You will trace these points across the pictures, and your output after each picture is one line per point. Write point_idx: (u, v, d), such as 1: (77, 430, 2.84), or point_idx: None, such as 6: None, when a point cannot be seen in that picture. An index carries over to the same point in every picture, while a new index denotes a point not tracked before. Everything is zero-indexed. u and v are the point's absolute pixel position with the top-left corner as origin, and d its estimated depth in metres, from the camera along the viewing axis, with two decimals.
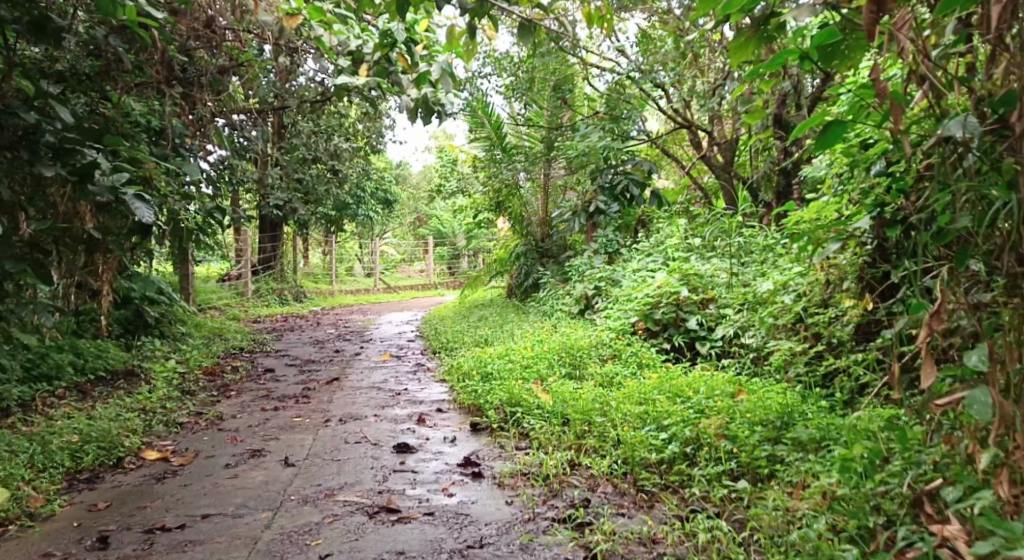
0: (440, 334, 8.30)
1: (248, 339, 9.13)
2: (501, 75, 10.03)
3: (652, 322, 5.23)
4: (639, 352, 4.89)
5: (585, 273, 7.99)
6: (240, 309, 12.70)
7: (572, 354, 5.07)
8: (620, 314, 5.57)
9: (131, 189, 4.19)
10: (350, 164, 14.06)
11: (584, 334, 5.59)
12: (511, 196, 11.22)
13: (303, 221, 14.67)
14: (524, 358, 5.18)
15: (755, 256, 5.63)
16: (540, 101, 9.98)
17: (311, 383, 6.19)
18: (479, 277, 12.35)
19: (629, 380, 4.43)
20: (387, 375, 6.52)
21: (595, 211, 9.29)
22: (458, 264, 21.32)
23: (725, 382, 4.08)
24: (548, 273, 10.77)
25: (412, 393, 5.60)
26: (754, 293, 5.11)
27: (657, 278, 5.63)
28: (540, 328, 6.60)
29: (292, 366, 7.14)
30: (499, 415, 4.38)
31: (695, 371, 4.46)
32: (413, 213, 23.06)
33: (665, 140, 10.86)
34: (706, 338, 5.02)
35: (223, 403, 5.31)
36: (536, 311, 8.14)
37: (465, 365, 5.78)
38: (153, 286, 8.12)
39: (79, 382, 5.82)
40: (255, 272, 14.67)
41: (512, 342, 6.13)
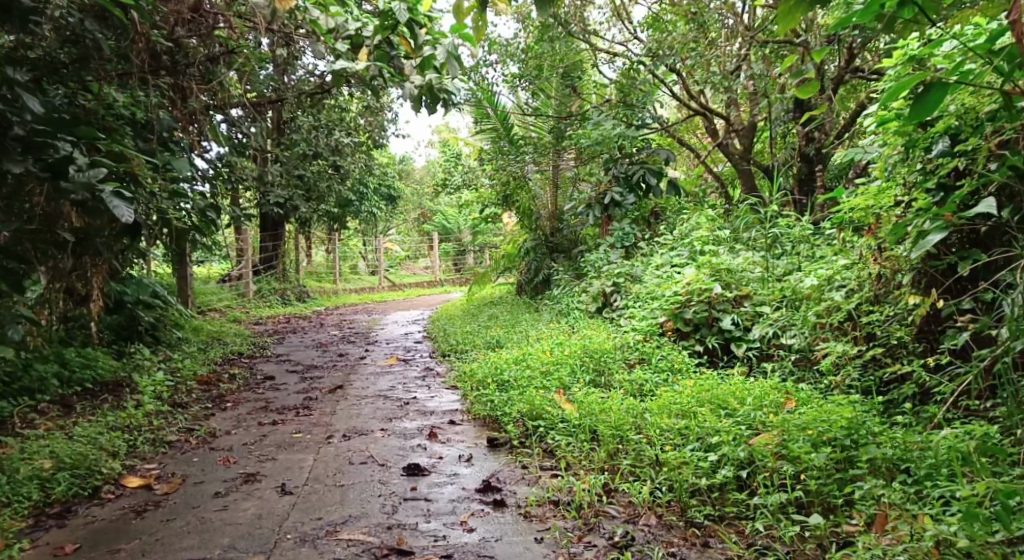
0: (450, 335, 7.89)
1: (248, 343, 8.74)
2: (507, 64, 9.59)
3: (682, 322, 4.81)
4: (669, 357, 4.46)
5: (601, 270, 7.56)
6: (241, 311, 12.29)
7: (595, 359, 4.64)
8: (645, 313, 5.14)
9: (109, 187, 4.06)
10: (352, 159, 13.64)
11: (606, 336, 5.16)
12: (519, 188, 10.75)
13: (304, 219, 14.26)
14: (543, 364, 4.76)
15: (790, 249, 5.21)
16: (548, 90, 9.55)
17: (313, 392, 5.79)
18: (487, 274, 11.91)
19: (662, 389, 4.00)
20: (394, 382, 6.11)
21: (610, 204, 8.78)
22: (465, 260, 20.86)
23: (772, 391, 3.66)
24: (559, 269, 10.33)
25: (421, 402, 5.19)
26: (793, 290, 4.68)
27: (684, 274, 5.20)
28: (557, 330, 6.16)
29: (293, 373, 6.74)
30: (520, 429, 3.97)
31: (734, 377, 4.03)
32: (417, 209, 22.61)
33: (678, 127, 10.41)
34: (742, 339, 4.60)
35: (217, 417, 4.91)
36: (550, 310, 7.72)
37: (478, 371, 5.37)
38: (147, 289, 7.74)
39: (65, 395, 5.45)
40: (256, 271, 14.26)
41: (528, 346, 5.70)
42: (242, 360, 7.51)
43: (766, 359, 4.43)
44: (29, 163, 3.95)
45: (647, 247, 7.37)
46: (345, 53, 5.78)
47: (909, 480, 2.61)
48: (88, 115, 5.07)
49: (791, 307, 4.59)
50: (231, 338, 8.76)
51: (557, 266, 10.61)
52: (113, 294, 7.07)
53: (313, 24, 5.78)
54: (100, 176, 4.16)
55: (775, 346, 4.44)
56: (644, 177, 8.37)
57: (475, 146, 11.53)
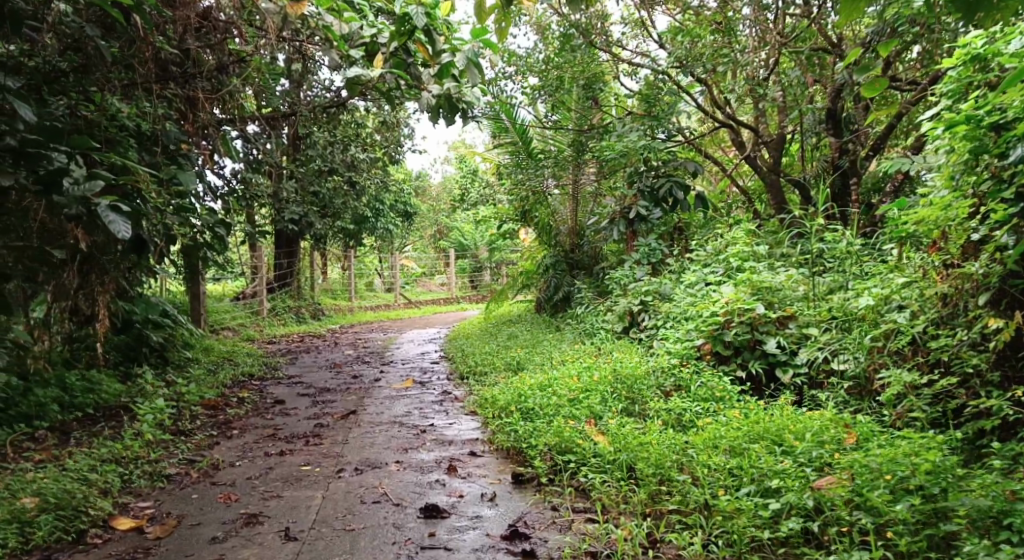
0: (468, 356, 7.55)
1: (260, 364, 8.45)
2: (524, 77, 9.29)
3: (721, 345, 4.43)
4: (710, 383, 4.10)
5: (627, 287, 7.20)
6: (255, 329, 12.04)
7: (628, 385, 4.28)
8: (680, 334, 4.77)
9: (104, 199, 3.79)
10: (368, 175, 13.38)
11: (638, 359, 4.79)
12: (538, 204, 10.46)
13: (320, 236, 14.04)
14: (571, 390, 4.39)
15: (836, 265, 4.84)
16: (568, 102, 9.21)
17: (323, 418, 5.46)
18: (504, 291, 11.59)
19: (706, 421, 3.65)
20: (410, 407, 5.78)
21: (636, 218, 8.47)
22: (481, 277, 20.52)
23: (831, 425, 3.31)
24: (580, 286, 9.98)
25: (439, 430, 4.84)
26: (844, 310, 4.32)
27: (722, 291, 4.83)
28: (583, 352, 5.80)
29: (305, 397, 6.42)
30: (547, 464, 3.62)
31: (785, 408, 3.67)
32: (434, 225, 22.33)
33: (704, 139, 10.06)
34: (788, 364, 4.24)
35: (221, 447, 4.60)
36: (573, 329, 7.36)
37: (499, 397, 5.02)
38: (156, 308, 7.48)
39: (64, 421, 5.16)
40: (271, 289, 14.02)
41: (552, 369, 5.35)
42: (252, 382, 7.21)
43: (818, 387, 4.06)
44: (20, 175, 3.74)
45: (676, 264, 7.01)
46: (359, 59, 5.51)
47: (1015, 538, 2.27)
48: (91, 126, 4.84)
49: (843, 329, 4.22)
50: (243, 358, 8.48)
51: (577, 284, 10.25)
52: (122, 313, 6.82)
53: (326, 31, 5.53)
54: (96, 190, 3.84)
55: (827, 373, 4.07)
56: (671, 192, 7.99)
57: (493, 160, 11.25)
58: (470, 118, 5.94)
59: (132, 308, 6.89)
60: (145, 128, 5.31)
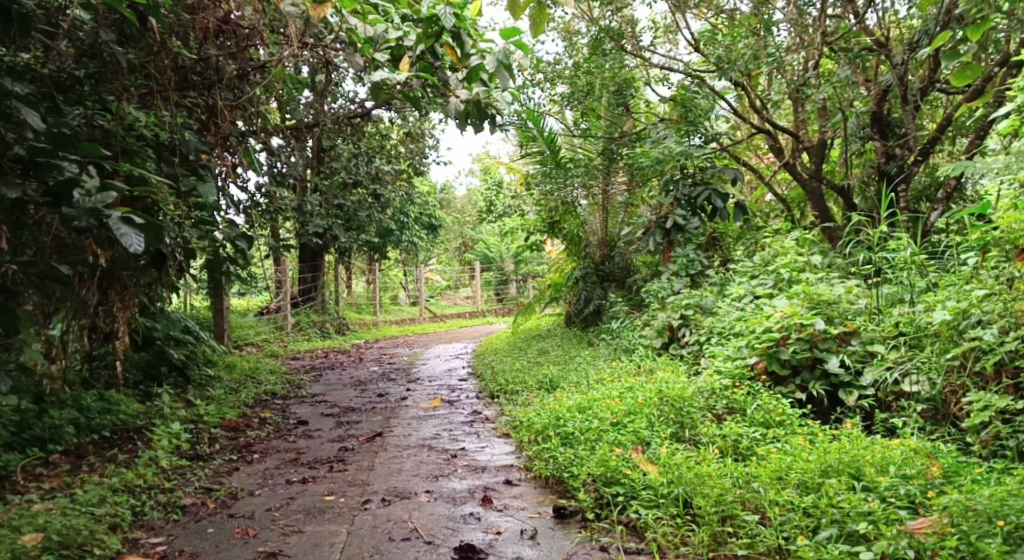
0: (498, 372, 7.26)
1: (285, 381, 8.22)
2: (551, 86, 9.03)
3: (778, 365, 4.08)
4: (769, 407, 3.76)
5: (665, 301, 6.87)
6: (280, 345, 11.86)
7: (677, 408, 3.94)
8: (729, 351, 4.42)
9: (116, 211, 3.55)
10: (393, 188, 13.21)
11: (684, 380, 4.45)
12: (567, 215, 10.16)
13: (345, 249, 13.87)
14: (613, 412, 4.07)
15: (898, 276, 4.47)
16: (596, 110, 8.89)
17: (348, 441, 5.18)
18: (532, 305, 11.28)
19: (769, 451, 3.31)
20: (438, 429, 5.48)
21: (673, 228, 8.12)
22: (507, 290, 20.24)
23: (914, 456, 2.97)
24: (612, 299, 9.64)
25: (471, 454, 4.54)
26: (912, 325, 3.97)
27: (774, 305, 4.49)
28: (622, 371, 5.46)
29: (329, 417, 6.16)
30: (593, 497, 3.30)
31: (858, 436, 3.32)
32: (459, 238, 22.11)
33: (739, 146, 9.72)
34: (853, 384, 3.90)
35: (241, 473, 4.34)
36: (608, 345, 7.04)
37: (534, 419, 4.70)
38: (179, 325, 7.29)
39: (81, 444, 4.94)
40: (296, 303, 13.86)
41: (590, 390, 5.01)
42: (276, 401, 6.97)
43: (888, 411, 3.72)
44: (29, 187, 3.55)
45: (717, 276, 6.65)
46: (385, 62, 5.31)
47: None
48: (107, 136, 4.66)
49: (912, 347, 3.88)
50: (267, 376, 8.25)
51: (609, 297, 9.92)
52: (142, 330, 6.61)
53: (350, 34, 5.32)
54: (108, 201, 3.58)
55: (897, 395, 3.74)
56: (710, 201, 7.69)
57: (520, 171, 10.97)
58: (498, 126, 5.70)
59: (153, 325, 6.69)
60: (163, 138, 5.12)
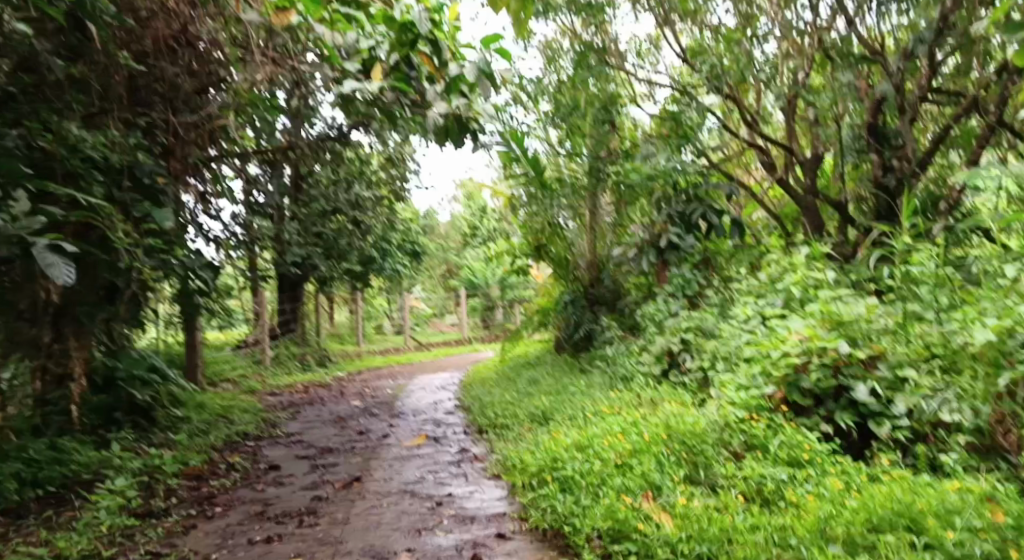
0: (486, 405, 6.77)
1: (259, 420, 7.69)
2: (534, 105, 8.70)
3: (799, 394, 3.67)
4: (794, 443, 3.33)
5: (663, 325, 6.44)
6: (257, 380, 11.30)
7: (689, 447, 3.50)
8: (741, 379, 4.00)
9: (43, 237, 3.10)
10: (374, 214, 12.74)
11: (693, 412, 4.01)
12: (554, 237, 9.67)
13: (325, 278, 13.37)
14: (616, 451, 3.62)
15: (924, 292, 4.08)
16: (582, 126, 8.35)
17: (323, 488, 4.68)
18: (519, 331, 10.83)
19: (800, 500, 2.88)
20: (422, 470, 4.98)
21: (667, 246, 7.74)
22: (493, 316, 19.74)
23: (976, 500, 2.57)
24: (604, 324, 9.21)
25: (459, 501, 4.07)
26: (947, 346, 3.58)
27: (788, 327, 4.08)
28: (622, 404, 5.01)
29: (304, 459, 5.66)
30: (602, 557, 2.86)
31: (901, 478, 2.90)
32: (443, 265, 21.66)
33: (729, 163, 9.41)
34: (884, 413, 3.53)
35: (200, 534, 3.85)
36: (603, 374, 6.58)
37: (528, 458, 4.23)
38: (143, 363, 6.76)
39: (22, 502, 4.40)
40: (274, 336, 13.31)
41: (588, 425, 4.54)
42: (248, 444, 6.46)
43: (926, 444, 3.34)
44: None
45: (717, 296, 6.24)
46: (357, 73, 4.95)
47: None
48: (47, 159, 4.28)
49: (948, 371, 3.50)
50: (239, 415, 7.71)
51: (601, 321, 9.48)
52: (103, 369, 6.12)
53: (319, 44, 4.94)
54: (35, 226, 3.13)
55: (934, 425, 3.35)
56: (705, 216, 7.53)
57: (505, 193, 10.55)
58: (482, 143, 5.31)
59: (116, 363, 6.20)
60: (114, 160, 4.67)
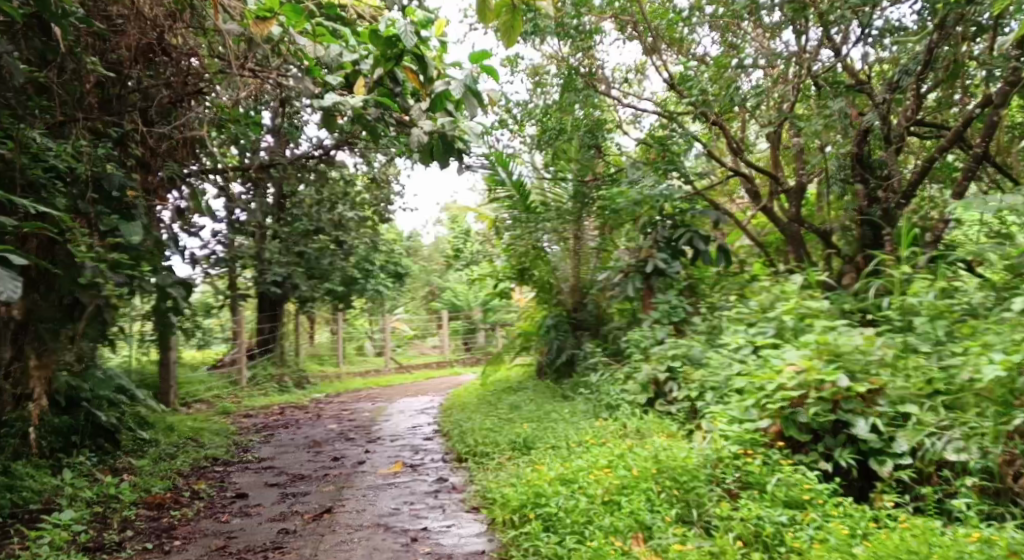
0: (466, 431, 6.53)
1: (230, 443, 7.40)
2: (521, 127, 8.57)
3: (795, 429, 3.50)
4: (793, 482, 3.15)
5: (650, 352, 6.25)
6: (231, 401, 10.97)
7: (680, 484, 3.31)
8: (733, 412, 3.82)
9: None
10: (357, 234, 12.52)
11: (683, 446, 3.81)
12: (538, 260, 9.50)
13: (304, 298, 13.10)
14: (604, 487, 3.41)
15: (923, 325, 3.94)
16: (567, 152, 8.27)
17: (292, 520, 4.42)
18: (501, 355, 10.61)
19: (800, 548, 2.69)
20: (398, 501, 4.73)
21: (654, 271, 7.58)
22: (476, 339, 19.48)
23: (990, 551, 2.41)
24: (588, 349, 9.02)
25: (435, 537, 3.83)
26: (950, 383, 3.43)
27: (782, 358, 3.92)
28: (608, 435, 4.80)
29: (274, 488, 5.38)
30: None
31: (908, 526, 2.71)
32: (426, 286, 21.36)
33: (716, 189, 9.32)
34: (885, 451, 3.35)
35: None
36: (588, 401, 6.38)
37: (510, 491, 4.01)
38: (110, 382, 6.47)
39: None
40: (250, 355, 12.98)
41: (573, 457, 4.32)
42: (216, 469, 6.17)
43: (928, 485, 3.18)
44: None
45: (705, 323, 6.07)
46: (338, 87, 4.79)
47: None
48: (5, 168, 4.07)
49: (951, 409, 3.35)
50: (209, 438, 7.42)
51: (585, 346, 9.29)
52: (66, 389, 5.86)
53: (301, 56, 4.77)
54: None
55: (937, 465, 3.20)
56: (692, 242, 7.31)
57: (489, 216, 10.37)
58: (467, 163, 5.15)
59: (80, 383, 5.94)
60: (79, 170, 4.45)
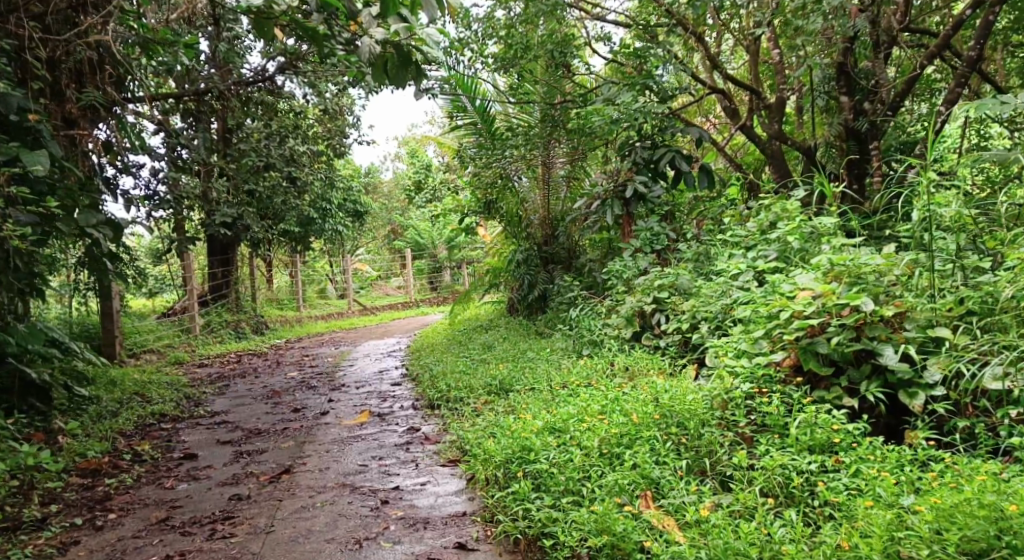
0: (436, 374, 6.06)
1: (181, 397, 6.84)
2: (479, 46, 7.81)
3: (815, 362, 3.11)
4: (817, 422, 2.75)
5: (633, 284, 5.80)
6: (185, 350, 10.33)
7: (689, 431, 2.92)
8: (741, 346, 3.42)
9: None
10: (310, 171, 11.71)
11: (685, 386, 3.38)
12: (504, 191, 8.91)
13: (257, 240, 12.34)
14: (601, 439, 2.98)
15: (945, 240, 3.53)
16: (534, 72, 7.55)
17: (246, 483, 3.93)
18: (470, 293, 10.08)
19: (845, 504, 2.29)
20: (365, 456, 4.28)
21: (633, 197, 7.07)
22: (441, 278, 18.90)
23: None
24: (561, 284, 8.54)
25: (410, 498, 3.38)
26: (986, 301, 3.04)
27: (793, 283, 3.52)
28: (595, 376, 4.37)
29: (227, 445, 4.88)
30: None
31: (960, 471, 2.33)
32: (387, 226, 20.54)
33: (692, 109, 8.76)
34: (915, 383, 2.94)
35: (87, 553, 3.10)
36: (567, 338, 5.94)
37: (491, 442, 3.56)
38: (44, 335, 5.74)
39: None
40: (204, 302, 12.27)
41: (558, 403, 3.87)
42: (165, 427, 5.63)
43: (966, 417, 2.81)
44: None
45: (692, 249, 5.61)
46: None
47: None
48: None
49: (986, 330, 2.98)
50: (158, 392, 6.84)
51: (558, 280, 8.81)
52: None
53: None
54: None
55: (976, 395, 2.81)
56: (674, 163, 6.71)
57: (453, 146, 9.67)
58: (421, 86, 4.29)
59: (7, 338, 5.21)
60: None
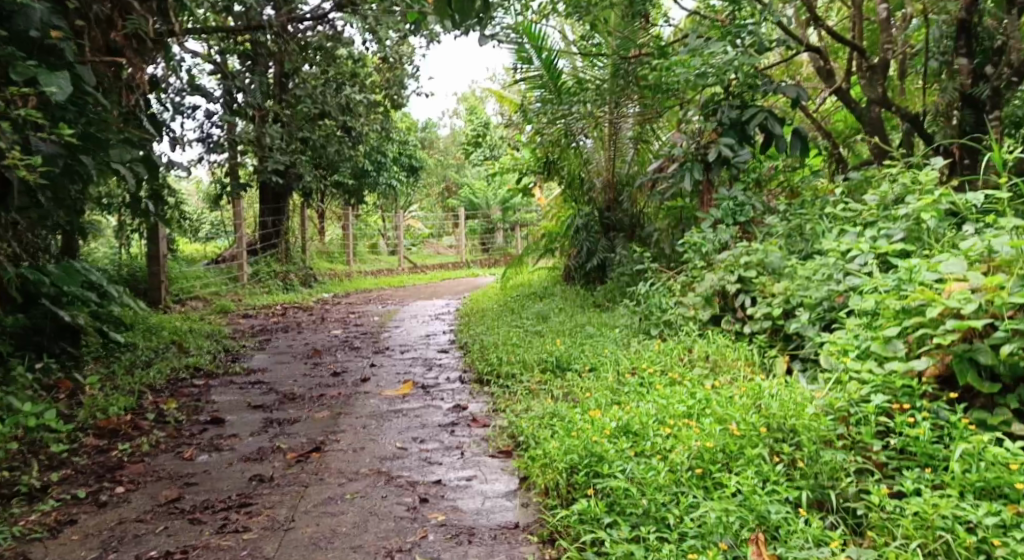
0: (486, 345, 5.54)
1: (218, 349, 6.49)
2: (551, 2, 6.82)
3: (973, 374, 2.56)
4: (986, 456, 2.21)
5: (714, 259, 5.12)
6: (230, 299, 10.05)
7: (808, 455, 2.35)
8: (867, 346, 2.85)
9: None
10: (365, 121, 11.13)
11: (794, 391, 2.79)
12: (566, 151, 8.24)
13: (308, 190, 11.92)
14: (693, 456, 2.43)
15: None
16: (608, 22, 6.74)
17: (271, 461, 3.48)
18: (523, 258, 9.50)
19: None
20: (405, 436, 3.80)
21: (716, 161, 6.33)
22: (493, 239, 18.25)
23: None
24: (623, 253, 7.87)
25: (454, 497, 2.87)
26: None
27: (940, 273, 2.91)
28: (670, 365, 3.79)
29: (257, 411, 4.45)
30: None
31: None
32: (441, 182, 19.93)
33: (782, 67, 7.86)
34: None
35: (89, 537, 2.71)
36: (633, 315, 5.32)
37: (551, 439, 3.02)
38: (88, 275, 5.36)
39: None
40: (253, 251, 11.98)
41: (630, 396, 3.30)
42: (197, 383, 5.27)
43: None
44: None
45: (785, 224, 4.87)
46: None
47: None
48: None
49: None
50: (195, 342, 6.50)
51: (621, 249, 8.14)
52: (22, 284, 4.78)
53: None
54: None
55: None
56: (766, 124, 5.94)
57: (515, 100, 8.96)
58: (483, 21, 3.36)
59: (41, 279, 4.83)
60: None
